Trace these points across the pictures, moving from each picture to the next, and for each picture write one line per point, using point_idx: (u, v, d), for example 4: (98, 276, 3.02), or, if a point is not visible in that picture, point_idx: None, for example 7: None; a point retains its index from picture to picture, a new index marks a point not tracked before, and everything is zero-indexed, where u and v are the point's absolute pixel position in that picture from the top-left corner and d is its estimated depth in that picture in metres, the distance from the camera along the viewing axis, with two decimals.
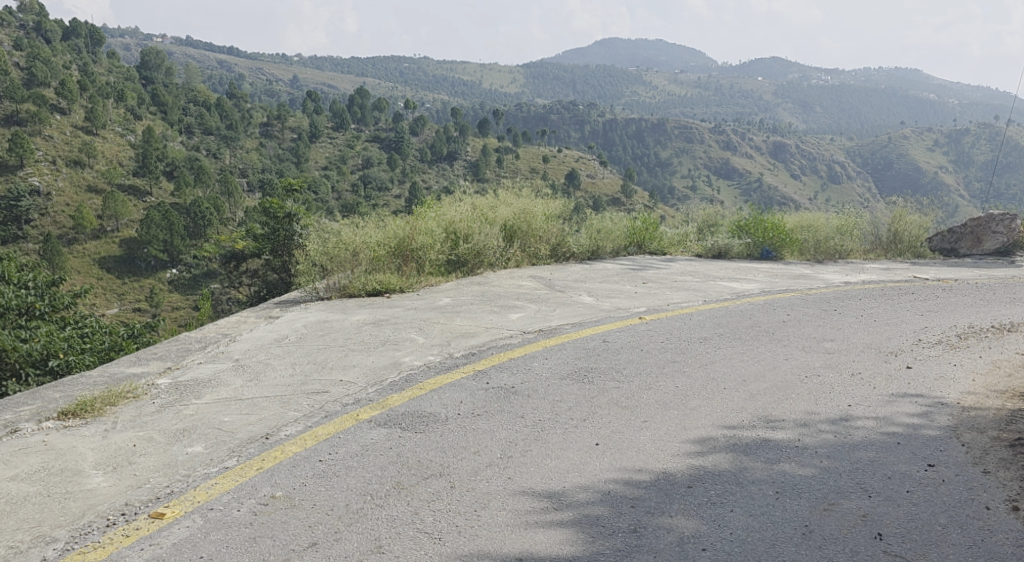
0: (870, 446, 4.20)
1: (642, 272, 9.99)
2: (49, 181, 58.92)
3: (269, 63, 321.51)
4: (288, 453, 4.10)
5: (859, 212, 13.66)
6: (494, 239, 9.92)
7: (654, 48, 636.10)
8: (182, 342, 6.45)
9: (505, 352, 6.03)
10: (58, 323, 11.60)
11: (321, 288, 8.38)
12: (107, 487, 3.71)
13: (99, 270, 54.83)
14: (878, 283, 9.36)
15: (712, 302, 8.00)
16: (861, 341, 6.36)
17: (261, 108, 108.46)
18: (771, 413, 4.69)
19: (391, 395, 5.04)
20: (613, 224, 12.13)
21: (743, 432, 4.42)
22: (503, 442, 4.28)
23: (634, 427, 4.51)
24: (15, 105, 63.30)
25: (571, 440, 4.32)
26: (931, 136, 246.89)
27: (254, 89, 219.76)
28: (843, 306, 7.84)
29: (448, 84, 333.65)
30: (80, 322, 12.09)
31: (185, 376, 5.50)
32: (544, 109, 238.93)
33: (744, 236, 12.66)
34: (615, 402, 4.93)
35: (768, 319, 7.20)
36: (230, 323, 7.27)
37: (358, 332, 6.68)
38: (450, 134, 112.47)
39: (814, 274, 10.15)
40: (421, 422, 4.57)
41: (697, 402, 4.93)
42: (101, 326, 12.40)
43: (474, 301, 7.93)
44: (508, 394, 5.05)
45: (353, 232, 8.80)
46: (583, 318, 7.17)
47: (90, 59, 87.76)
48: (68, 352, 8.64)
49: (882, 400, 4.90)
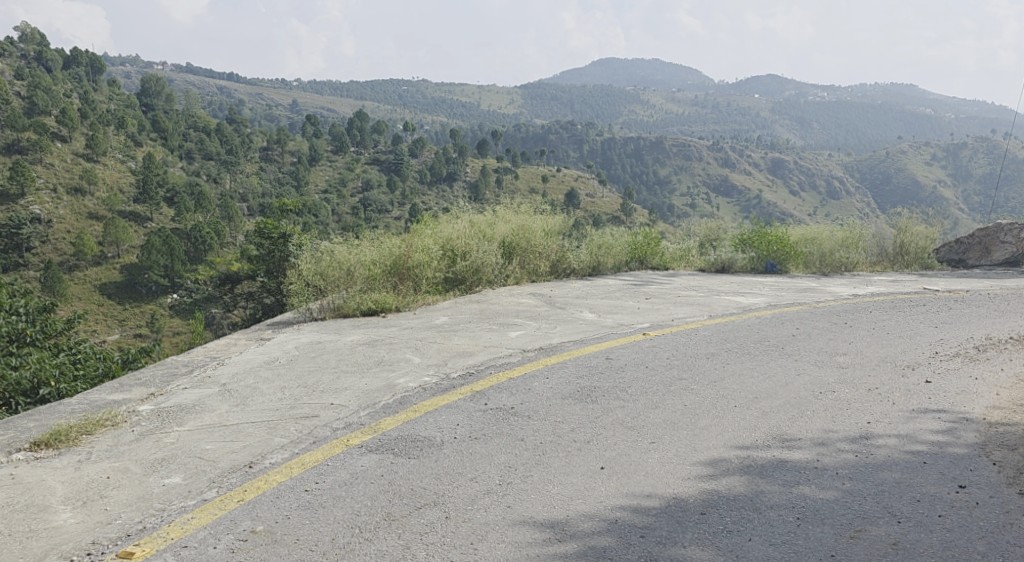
0: (894, 466, 3.92)
1: (644, 288, 9.74)
2: (50, 210, 59.18)
3: (268, 90, 321.77)
4: (273, 483, 3.84)
5: (864, 224, 13.40)
6: (492, 255, 9.71)
7: (652, 67, 636.51)
8: (168, 367, 6.24)
9: (505, 371, 5.79)
10: (51, 350, 11.38)
11: (314, 309, 8.15)
12: (74, 523, 3.43)
13: (100, 297, 54.83)
14: (887, 295, 9.11)
15: (717, 317, 7.73)
16: (876, 354, 6.10)
17: (261, 133, 108.69)
18: (787, 431, 4.43)
19: (383, 419, 4.80)
20: (613, 239, 11.96)
21: (756, 451, 4.16)
22: (502, 467, 4.02)
23: (642, 448, 4.25)
24: (16, 134, 63.59)
25: (574, 464, 4.05)
26: (931, 150, 246.53)
27: (254, 115, 220.45)
28: (854, 319, 7.56)
29: (447, 106, 334.80)
30: (75, 349, 11.85)
31: (169, 401, 5.27)
32: (542, 131, 239.43)
33: (747, 249, 12.46)
34: (620, 421, 4.68)
35: (777, 333, 6.92)
36: (220, 344, 7.06)
37: (352, 353, 6.46)
38: (449, 155, 112.35)
39: (820, 287, 9.86)
40: (415, 446, 4.33)
41: (706, 420, 4.68)
42: (94, 353, 12.15)
43: (472, 320, 7.68)
44: (509, 415, 4.79)
45: (347, 251, 8.60)
46: (586, 335, 6.92)
47: (90, 88, 88.28)
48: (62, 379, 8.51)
49: (901, 416, 4.64)
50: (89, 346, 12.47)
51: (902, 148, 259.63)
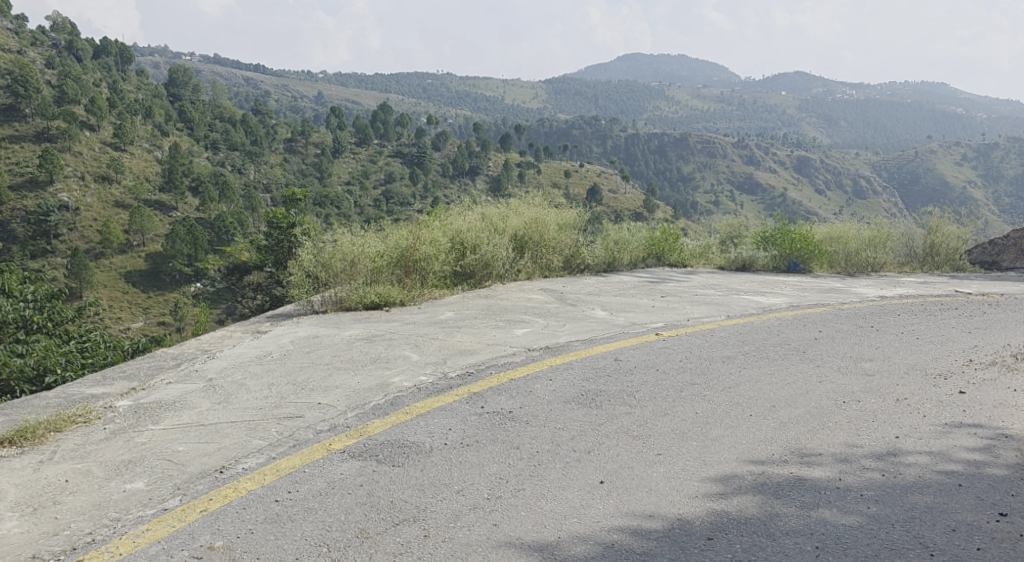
0: (926, 488, 3.54)
1: (660, 285, 9.36)
2: (77, 198, 59.72)
3: (295, 81, 323.96)
4: (242, 491, 3.53)
5: (892, 223, 12.91)
6: (503, 249, 9.38)
7: (678, 64, 634.32)
8: (156, 359, 5.98)
9: (506, 372, 5.44)
10: (59, 337, 11.24)
11: (316, 302, 7.83)
12: (17, 534, 3.15)
13: (125, 285, 55.13)
14: (917, 298, 8.66)
15: (736, 318, 7.32)
16: (904, 361, 5.71)
17: (285, 124, 109.22)
18: (807, 445, 4.06)
19: (371, 421, 4.50)
20: (631, 235, 11.60)
21: (772, 467, 3.80)
22: (492, 479, 3.69)
23: (646, 461, 3.89)
24: (46, 122, 64.16)
25: (572, 477, 3.71)
26: (960, 151, 243.36)
27: (279, 107, 222.17)
28: (881, 322, 7.15)
29: (470, 100, 335.80)
30: (84, 336, 11.72)
31: (149, 397, 4.99)
32: (566, 127, 239.05)
33: (769, 247, 12.02)
34: (625, 430, 4.33)
35: (799, 337, 6.53)
36: (214, 337, 6.79)
37: (349, 348, 6.17)
38: (472, 149, 112.28)
39: (846, 288, 9.44)
40: (402, 453, 4.01)
41: (720, 430, 4.30)
42: (104, 341, 12.02)
43: (478, 315, 7.35)
44: (506, 420, 4.47)
45: (353, 242, 8.26)
46: (594, 334, 6.58)
47: (119, 78, 88.99)
48: (66, 368, 8.33)
49: (934, 431, 4.25)
50: (99, 334, 12.28)
51: (931, 147, 256.60)
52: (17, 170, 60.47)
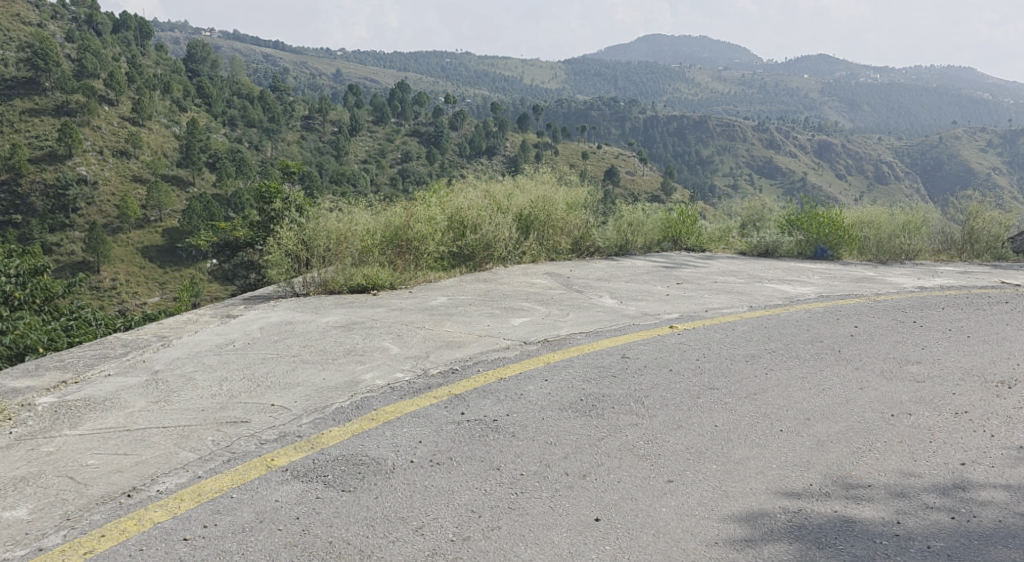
0: (1005, 540, 2.84)
1: (676, 271, 8.56)
2: (95, 171, 59.50)
3: (315, 59, 323.16)
4: (150, 524, 2.87)
5: (929, 208, 11.99)
6: (505, 229, 8.64)
7: (699, 45, 633.27)
8: (105, 347, 5.31)
9: (495, 370, 4.70)
10: (49, 314, 10.65)
11: (297, 284, 7.10)
12: None
13: (142, 260, 54.43)
14: (959, 289, 7.84)
15: (760, 309, 6.53)
16: (959, 364, 4.92)
17: (303, 101, 108.33)
18: (850, 472, 3.32)
19: (327, 430, 3.77)
20: (646, 216, 10.81)
21: (810, 504, 3.05)
22: (463, 512, 2.99)
23: (655, 492, 3.15)
24: (65, 96, 63.89)
25: (561, 511, 3.00)
26: (985, 137, 239.90)
27: (297, 84, 221.56)
28: (926, 317, 6.35)
29: (488, 79, 335.91)
30: (76, 314, 11.11)
31: (78, 392, 4.31)
32: (585, 108, 238.11)
33: (794, 232, 11.16)
34: (629, 447, 3.58)
35: (832, 333, 5.74)
36: (178, 321, 6.09)
37: (322, 338, 5.45)
38: (489, 129, 111.43)
39: (879, 277, 8.64)
40: (358, 473, 3.29)
41: (743, 449, 3.55)
42: (98, 318, 11.43)
43: (474, 302, 6.61)
44: (489, 431, 3.73)
45: (342, 218, 7.52)
46: (602, 325, 5.82)
47: (138, 52, 88.66)
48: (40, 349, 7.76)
49: (1007, 457, 3.48)
50: (89, 311, 11.55)
51: (956, 134, 252.75)
52: (36, 143, 60.35)
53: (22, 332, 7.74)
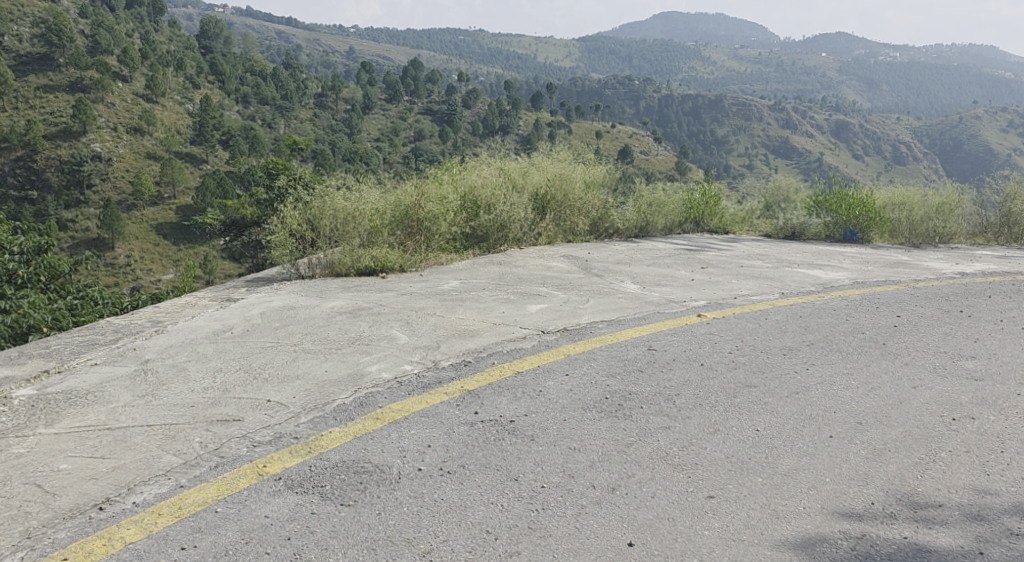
0: None
1: (700, 253, 8.15)
2: (110, 148, 59.37)
3: (329, 36, 321.81)
4: (124, 544, 2.56)
5: (964, 189, 11.45)
6: (520, 209, 8.25)
7: (714, 22, 633.80)
8: (95, 331, 4.96)
9: (512, 363, 4.31)
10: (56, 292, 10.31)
11: (303, 266, 6.73)
12: None
13: (156, 237, 54.08)
14: (1003, 275, 7.37)
15: (793, 297, 6.12)
16: (1017, 361, 4.51)
17: (316, 78, 107.63)
18: (917, 488, 2.94)
19: (328, 431, 3.41)
20: (667, 196, 10.38)
21: (872, 526, 2.70)
22: (476, 534, 2.63)
23: (697, 510, 2.78)
24: (80, 72, 63.66)
25: (590, 534, 2.65)
26: (1005, 118, 236.81)
27: (311, 61, 221.08)
28: (973, 306, 5.91)
29: (502, 57, 334.09)
30: (83, 292, 10.75)
31: (59, 384, 3.97)
32: (600, 86, 236.37)
33: (823, 213, 10.68)
34: (663, 456, 3.20)
35: (875, 323, 5.32)
36: (175, 305, 5.72)
37: (325, 325, 5.09)
38: (503, 108, 110.73)
39: (915, 261, 8.19)
40: (360, 483, 2.93)
41: (792, 460, 3.16)
42: (104, 297, 11.08)
43: (488, 287, 6.22)
44: (506, 435, 3.35)
45: (351, 196, 7.12)
46: (625, 313, 5.43)
47: (151, 28, 88.28)
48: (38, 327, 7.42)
49: None
50: (97, 290, 11.20)
51: (976, 114, 249.65)
52: (51, 120, 60.21)
53: (25, 311, 7.42)
